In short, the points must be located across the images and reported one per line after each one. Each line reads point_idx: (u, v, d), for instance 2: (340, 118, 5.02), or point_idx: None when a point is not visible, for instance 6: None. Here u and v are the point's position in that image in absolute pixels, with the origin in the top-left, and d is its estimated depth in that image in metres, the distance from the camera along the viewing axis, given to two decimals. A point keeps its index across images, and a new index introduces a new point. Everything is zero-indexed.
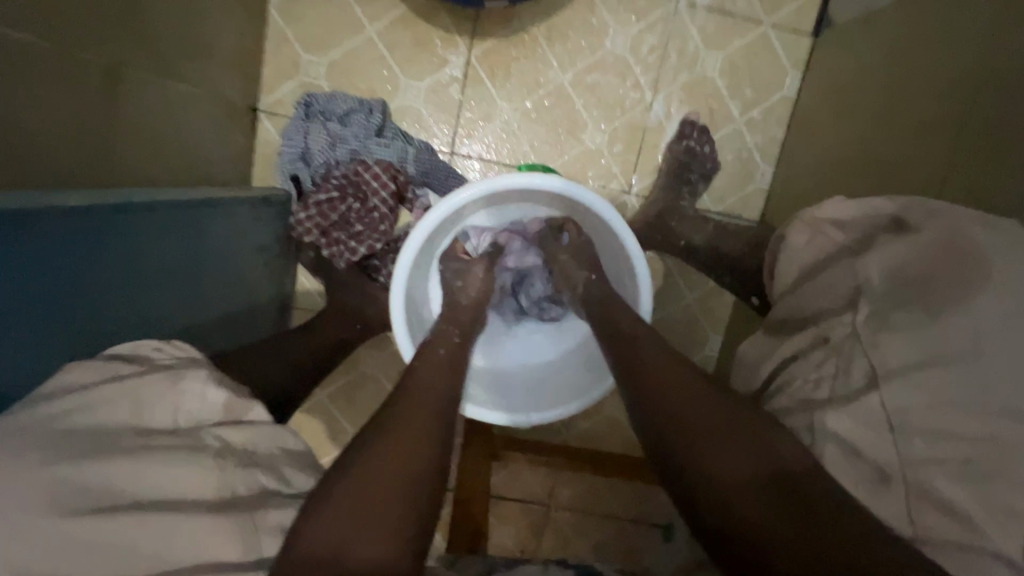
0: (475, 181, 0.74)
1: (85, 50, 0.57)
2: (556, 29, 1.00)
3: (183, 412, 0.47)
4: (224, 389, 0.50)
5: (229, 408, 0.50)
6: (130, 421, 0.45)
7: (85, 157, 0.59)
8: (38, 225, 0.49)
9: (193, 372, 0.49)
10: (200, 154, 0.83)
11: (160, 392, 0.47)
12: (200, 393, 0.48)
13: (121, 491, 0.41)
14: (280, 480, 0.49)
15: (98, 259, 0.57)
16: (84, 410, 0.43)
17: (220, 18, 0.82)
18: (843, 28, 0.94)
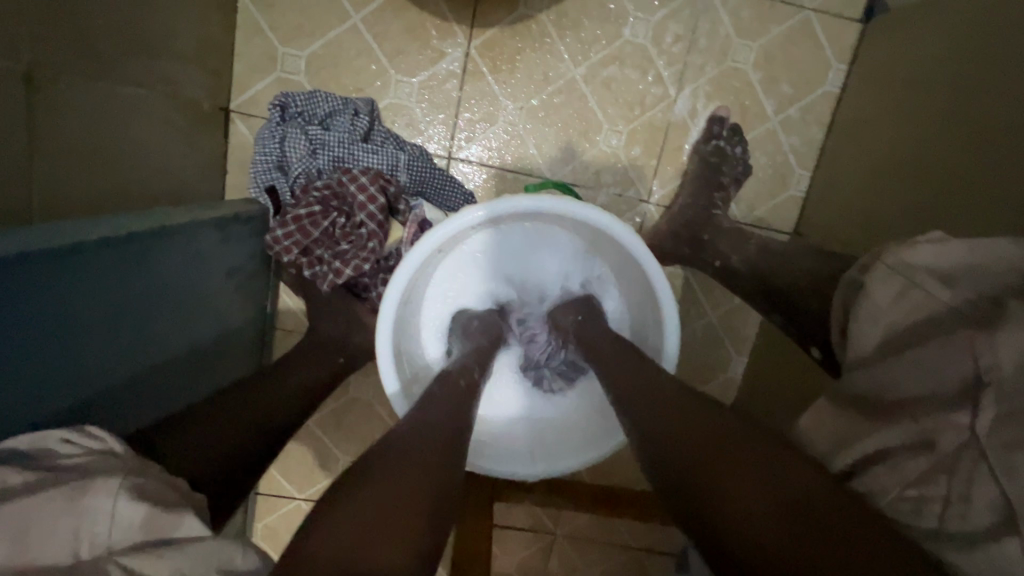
0: (474, 205, 0.63)
1: (1, 57, 0.46)
2: (567, 15, 0.87)
3: (86, 539, 0.35)
4: (141, 500, 0.37)
5: (151, 525, 0.37)
6: (10, 563, 0.33)
7: (7, 191, 0.48)
8: None
9: (103, 480, 0.38)
10: (160, 167, 0.72)
11: (52, 513, 0.35)
12: (110, 510, 0.36)
13: None
14: None
15: (34, 320, 0.45)
16: None
17: (177, 8, 0.70)
18: (900, 14, 0.81)
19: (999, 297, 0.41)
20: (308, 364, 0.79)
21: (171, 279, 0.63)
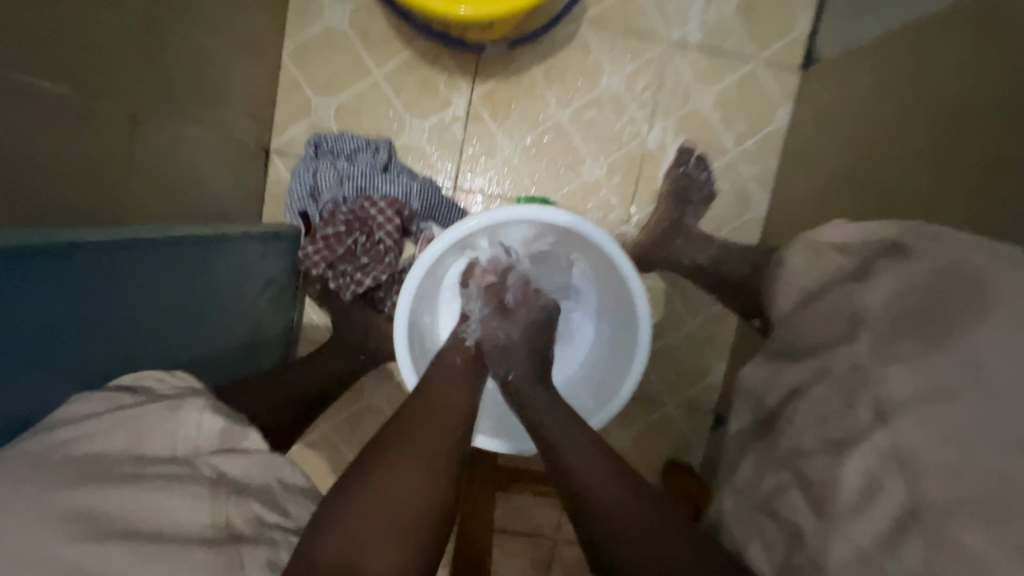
0: (477, 213, 0.76)
1: (110, 97, 0.61)
2: (553, 69, 1.05)
3: (181, 440, 0.50)
4: (220, 416, 0.53)
5: (225, 435, 0.53)
6: (128, 448, 0.47)
7: (105, 195, 0.63)
8: (72, 266, 0.51)
9: (191, 400, 0.53)
10: (214, 193, 0.87)
11: (159, 417, 0.50)
12: (198, 420, 0.52)
13: (114, 514, 0.42)
14: (274, 507, 0.52)
15: (121, 292, 0.58)
16: (84, 441, 0.45)
17: (235, 67, 0.87)
18: (830, 63, 0.98)
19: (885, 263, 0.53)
20: (330, 362, 0.93)
21: (221, 281, 0.76)
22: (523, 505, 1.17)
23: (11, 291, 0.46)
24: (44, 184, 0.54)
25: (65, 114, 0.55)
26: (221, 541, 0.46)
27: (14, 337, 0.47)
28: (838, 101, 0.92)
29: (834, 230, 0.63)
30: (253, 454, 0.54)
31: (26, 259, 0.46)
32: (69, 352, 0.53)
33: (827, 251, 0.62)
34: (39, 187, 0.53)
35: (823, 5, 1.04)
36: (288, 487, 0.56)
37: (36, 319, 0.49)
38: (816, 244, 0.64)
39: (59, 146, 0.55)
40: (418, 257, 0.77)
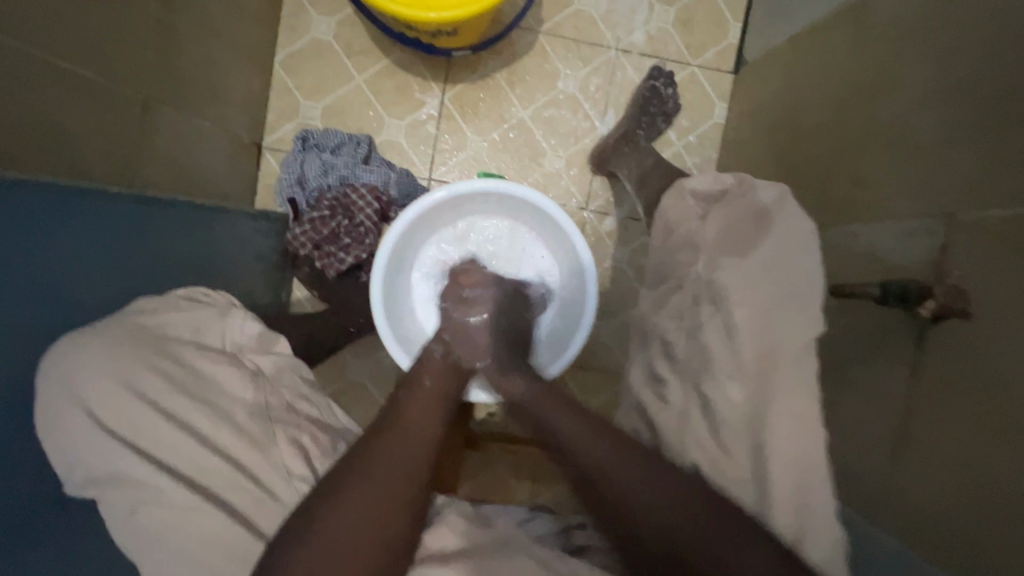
0: (439, 189, 0.90)
1: (127, 86, 0.73)
2: (515, 74, 1.18)
3: (228, 338, 0.71)
4: (256, 323, 0.75)
5: (261, 340, 0.74)
6: (192, 338, 0.68)
7: (120, 165, 0.74)
8: (93, 207, 0.64)
9: (237, 313, 0.74)
10: (211, 179, 0.98)
11: (211, 319, 0.71)
12: (240, 325, 0.73)
13: (178, 376, 0.62)
14: (298, 397, 0.72)
15: (147, 234, 0.73)
16: (160, 326, 0.66)
17: (232, 69, 0.99)
18: (755, 64, 1.12)
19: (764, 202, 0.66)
20: (332, 317, 1.06)
21: (218, 245, 0.88)
22: (496, 474, 1.19)
23: (44, 217, 0.58)
24: (67, 147, 0.65)
25: (92, 96, 0.67)
26: (255, 413, 0.65)
27: (50, 262, 0.59)
28: (763, 95, 1.06)
29: (698, 179, 0.77)
30: (282, 354, 0.75)
31: (61, 196, 0.60)
32: (112, 275, 0.67)
33: (686, 198, 0.77)
34: (67, 151, 0.65)
35: (749, 17, 1.19)
36: (306, 380, 0.76)
37: (66, 249, 0.60)
38: (681, 190, 0.79)
39: (87, 124, 0.67)
40: (391, 228, 0.89)
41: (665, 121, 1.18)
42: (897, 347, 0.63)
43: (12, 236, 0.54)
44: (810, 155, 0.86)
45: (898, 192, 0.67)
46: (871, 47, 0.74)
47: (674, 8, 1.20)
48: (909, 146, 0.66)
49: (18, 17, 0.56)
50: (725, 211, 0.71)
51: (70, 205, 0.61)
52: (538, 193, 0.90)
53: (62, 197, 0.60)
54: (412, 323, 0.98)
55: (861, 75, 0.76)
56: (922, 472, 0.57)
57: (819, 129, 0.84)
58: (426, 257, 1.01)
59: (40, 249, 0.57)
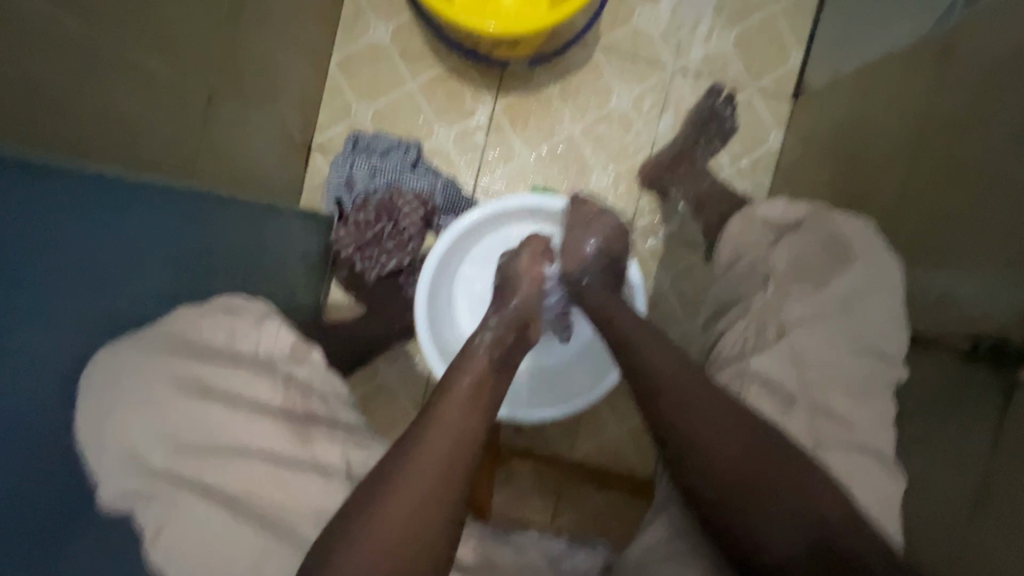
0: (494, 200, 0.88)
1: (195, 80, 0.74)
2: (568, 88, 1.17)
3: (263, 345, 0.68)
4: (292, 332, 0.71)
5: (295, 349, 0.70)
6: (228, 343, 0.64)
7: (183, 159, 0.75)
8: (151, 202, 0.64)
9: (272, 319, 0.70)
10: (263, 175, 0.99)
11: (246, 326, 0.67)
12: (275, 332, 0.69)
13: (211, 381, 0.60)
14: (327, 410, 0.69)
15: (194, 229, 0.71)
16: (198, 328, 0.63)
17: (292, 68, 1.00)
18: (818, 92, 1.09)
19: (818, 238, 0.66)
20: (368, 325, 1.04)
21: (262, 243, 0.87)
22: (521, 492, 1.15)
23: (110, 206, 0.58)
24: (136, 138, 0.66)
25: (162, 90, 0.69)
26: (287, 421, 0.63)
27: (110, 255, 0.59)
28: (824, 124, 1.03)
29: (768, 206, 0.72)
30: (315, 365, 0.72)
31: (114, 186, 0.58)
32: (155, 271, 0.66)
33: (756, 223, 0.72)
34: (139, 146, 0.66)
35: (814, 43, 1.16)
36: (338, 397, 0.73)
37: (123, 241, 0.60)
38: (751, 217, 0.73)
39: (153, 116, 0.68)
40: (441, 236, 0.88)
41: (721, 141, 1.16)
42: (977, 402, 0.59)
43: (78, 225, 0.54)
44: (878, 189, 0.82)
45: (979, 236, 0.63)
46: (951, 82, 0.71)
47: (736, 30, 1.17)
48: (990, 185, 0.63)
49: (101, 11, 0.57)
50: (796, 241, 0.68)
51: (118, 196, 0.59)
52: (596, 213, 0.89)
53: (125, 189, 0.60)
54: (448, 328, 0.98)
55: (938, 110, 0.73)
56: (1001, 542, 0.52)
57: (893, 161, 0.80)
58: (468, 265, 1.00)
59: (104, 240, 0.58)
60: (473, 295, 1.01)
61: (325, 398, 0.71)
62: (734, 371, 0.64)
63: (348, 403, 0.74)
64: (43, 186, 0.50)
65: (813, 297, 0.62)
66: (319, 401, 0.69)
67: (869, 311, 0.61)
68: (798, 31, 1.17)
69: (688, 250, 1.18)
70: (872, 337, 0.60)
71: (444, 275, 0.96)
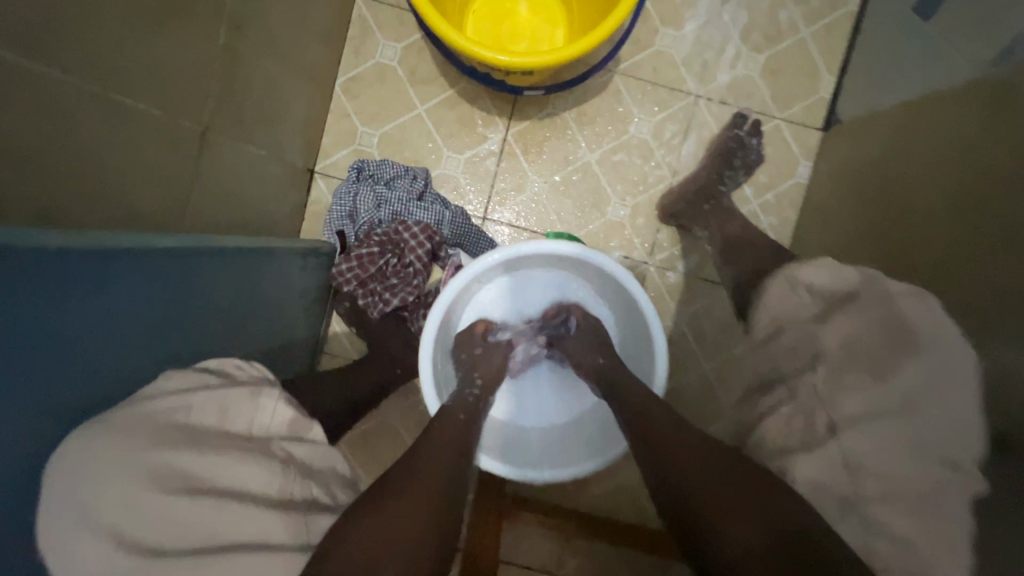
0: (506, 246, 0.82)
1: (185, 117, 0.68)
2: (585, 115, 1.11)
3: (258, 422, 0.63)
4: (288, 407, 0.68)
5: (292, 424, 0.67)
6: (219, 424, 0.59)
7: (174, 203, 0.69)
8: (144, 266, 0.57)
9: (268, 391, 0.67)
10: (262, 207, 0.93)
11: (241, 402, 0.63)
12: (273, 408, 0.66)
13: (200, 471, 0.54)
14: (328, 491, 0.65)
15: (188, 287, 0.64)
16: (185, 410, 0.57)
17: (294, 93, 0.94)
18: (851, 125, 1.02)
19: (866, 318, 0.61)
20: (368, 368, 0.99)
21: (262, 288, 0.80)
22: (526, 536, 1.05)
23: (95, 279, 0.51)
24: (121, 186, 0.60)
25: (151, 130, 0.63)
26: (290, 506, 0.59)
27: (105, 325, 0.53)
28: (859, 160, 0.97)
29: (814, 271, 0.68)
30: (314, 442, 0.68)
31: (103, 258, 0.51)
32: (149, 333, 0.59)
33: (801, 291, 0.68)
34: (124, 193, 0.61)
35: (846, 70, 1.09)
36: (341, 476, 0.69)
37: (114, 311, 0.54)
38: (794, 282, 0.70)
39: (139, 159, 0.62)
40: (449, 284, 0.82)
41: (747, 173, 1.10)
42: None
43: (66, 302, 0.48)
44: (924, 242, 0.76)
45: None
46: (1010, 133, 0.65)
47: (763, 55, 1.11)
48: None
49: (78, 51, 0.51)
50: (845, 318, 0.62)
51: (107, 268, 0.52)
52: (612, 260, 0.83)
53: (116, 256, 0.53)
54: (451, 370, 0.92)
55: (993, 162, 0.66)
56: None
57: (938, 213, 0.74)
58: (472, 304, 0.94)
59: (92, 316, 0.51)
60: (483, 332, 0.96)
61: (324, 479, 0.66)
62: (770, 458, 0.58)
63: (347, 479, 0.70)
64: (22, 267, 0.43)
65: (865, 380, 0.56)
66: (320, 484, 0.64)
67: (925, 399, 0.54)
68: (830, 57, 1.10)
69: (708, 287, 1.12)
70: (931, 429, 0.54)
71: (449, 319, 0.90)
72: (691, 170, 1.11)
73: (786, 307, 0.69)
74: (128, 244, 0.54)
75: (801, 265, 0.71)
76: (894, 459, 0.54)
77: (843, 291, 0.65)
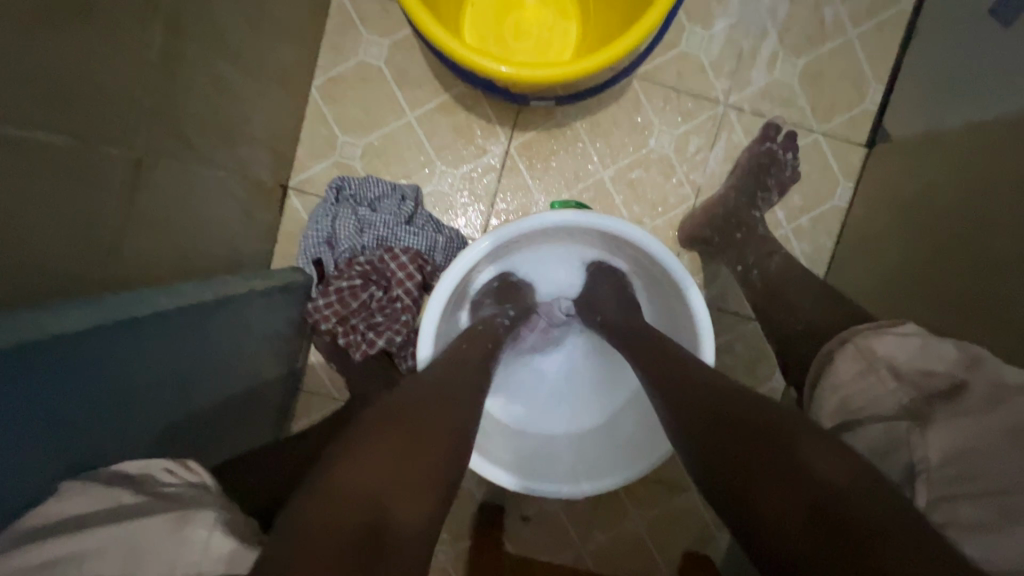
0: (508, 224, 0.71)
1: (113, 146, 0.55)
2: (598, 125, 0.97)
3: (180, 565, 0.44)
4: (231, 535, 0.46)
5: (234, 563, 0.45)
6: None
7: (105, 253, 0.57)
8: (53, 356, 0.45)
9: (202, 514, 0.47)
10: (223, 237, 0.80)
11: (158, 539, 0.44)
12: (204, 540, 0.45)
13: None
14: None
15: (116, 368, 0.52)
16: (71, 565, 0.42)
17: (259, 102, 0.80)
18: (904, 144, 0.90)
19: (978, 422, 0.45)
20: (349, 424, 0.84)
21: (220, 343, 0.68)
22: None
23: None
24: (40, 248, 0.48)
25: (59, 173, 0.50)
26: None
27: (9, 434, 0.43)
28: (913, 188, 0.84)
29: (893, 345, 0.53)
30: None
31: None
32: (70, 433, 0.49)
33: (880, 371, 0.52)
34: (42, 256, 0.49)
35: (896, 78, 0.96)
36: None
37: (14, 417, 0.43)
38: (869, 351, 0.54)
39: (50, 210, 0.49)
40: (446, 272, 0.71)
41: (780, 193, 0.96)
42: None
43: None
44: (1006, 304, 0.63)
45: None
46: None
47: (803, 59, 0.97)
48: None
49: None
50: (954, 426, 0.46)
51: None
52: (628, 224, 0.71)
53: (8, 358, 0.41)
54: None
55: None
56: None
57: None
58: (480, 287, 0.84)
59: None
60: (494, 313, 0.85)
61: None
62: None
63: None
64: None
65: None
66: None
67: None
68: (878, 63, 0.97)
69: (731, 322, 1.00)
70: None
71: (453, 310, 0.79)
72: (718, 190, 0.98)
73: (863, 392, 0.53)
74: (25, 336, 0.42)
75: (877, 332, 0.55)
76: None
77: (945, 380, 0.49)
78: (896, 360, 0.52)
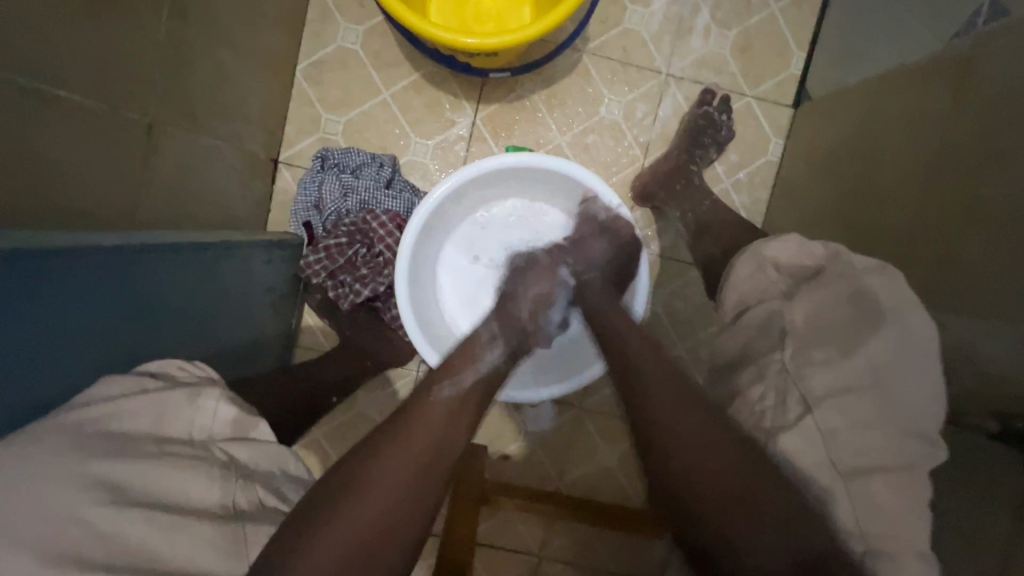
0: (467, 166, 0.84)
1: (131, 109, 0.66)
2: (554, 97, 1.09)
3: (197, 425, 0.57)
4: (234, 405, 0.60)
5: (237, 425, 0.59)
6: (153, 430, 0.54)
7: (123, 199, 0.67)
8: (106, 262, 0.56)
9: (209, 390, 0.59)
10: (221, 199, 0.91)
11: (178, 406, 0.56)
12: (214, 408, 0.58)
13: (126, 485, 0.49)
14: (274, 495, 0.58)
15: (148, 285, 0.63)
16: (115, 418, 0.52)
17: (251, 82, 0.92)
18: (820, 102, 1.02)
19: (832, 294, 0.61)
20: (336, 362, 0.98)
21: (226, 282, 0.78)
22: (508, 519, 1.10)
23: (49, 279, 0.50)
24: (69, 179, 0.58)
25: (87, 125, 0.60)
26: (226, 519, 0.53)
27: (67, 323, 0.53)
28: (826, 137, 0.96)
29: (779, 246, 0.68)
30: (260, 442, 0.60)
31: (33, 262, 0.48)
32: (108, 334, 0.58)
33: (768, 269, 0.67)
34: (75, 190, 0.60)
35: (815, 46, 1.08)
36: (292, 476, 0.63)
37: (74, 307, 0.53)
38: (759, 257, 0.71)
39: (81, 154, 0.60)
40: (416, 210, 0.83)
41: (718, 150, 1.09)
42: (1003, 474, 0.55)
43: (19, 295, 0.47)
44: (883, 223, 0.75)
45: (991, 290, 0.58)
46: (971, 105, 0.64)
47: (732, 32, 1.09)
48: (1001, 232, 0.57)
49: None
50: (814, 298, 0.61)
51: (61, 273, 0.51)
52: (573, 165, 0.84)
53: (76, 259, 0.52)
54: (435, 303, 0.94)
55: (958, 140, 0.65)
56: None
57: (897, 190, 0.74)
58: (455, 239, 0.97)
59: (53, 310, 0.51)
60: (454, 277, 0.98)
61: (273, 484, 0.60)
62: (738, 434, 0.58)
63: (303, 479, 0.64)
64: None
65: (839, 367, 0.56)
66: (265, 486, 0.58)
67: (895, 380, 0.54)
68: (799, 33, 1.09)
69: (682, 269, 1.11)
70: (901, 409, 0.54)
71: (426, 253, 0.91)
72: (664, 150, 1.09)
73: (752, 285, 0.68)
74: (87, 242, 0.53)
75: (766, 243, 0.69)
76: (863, 433, 0.53)
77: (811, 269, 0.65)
78: (779, 260, 0.67)
